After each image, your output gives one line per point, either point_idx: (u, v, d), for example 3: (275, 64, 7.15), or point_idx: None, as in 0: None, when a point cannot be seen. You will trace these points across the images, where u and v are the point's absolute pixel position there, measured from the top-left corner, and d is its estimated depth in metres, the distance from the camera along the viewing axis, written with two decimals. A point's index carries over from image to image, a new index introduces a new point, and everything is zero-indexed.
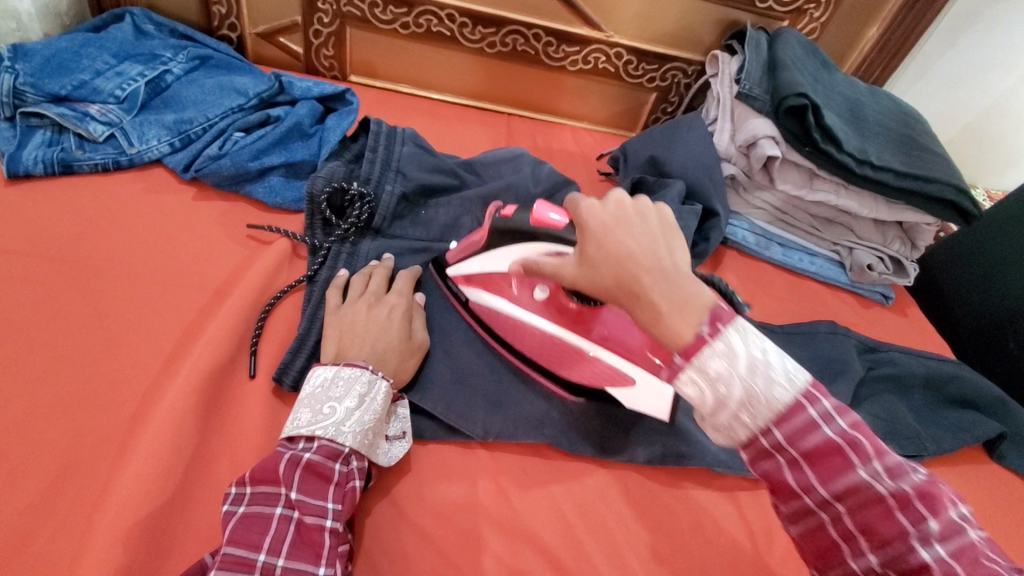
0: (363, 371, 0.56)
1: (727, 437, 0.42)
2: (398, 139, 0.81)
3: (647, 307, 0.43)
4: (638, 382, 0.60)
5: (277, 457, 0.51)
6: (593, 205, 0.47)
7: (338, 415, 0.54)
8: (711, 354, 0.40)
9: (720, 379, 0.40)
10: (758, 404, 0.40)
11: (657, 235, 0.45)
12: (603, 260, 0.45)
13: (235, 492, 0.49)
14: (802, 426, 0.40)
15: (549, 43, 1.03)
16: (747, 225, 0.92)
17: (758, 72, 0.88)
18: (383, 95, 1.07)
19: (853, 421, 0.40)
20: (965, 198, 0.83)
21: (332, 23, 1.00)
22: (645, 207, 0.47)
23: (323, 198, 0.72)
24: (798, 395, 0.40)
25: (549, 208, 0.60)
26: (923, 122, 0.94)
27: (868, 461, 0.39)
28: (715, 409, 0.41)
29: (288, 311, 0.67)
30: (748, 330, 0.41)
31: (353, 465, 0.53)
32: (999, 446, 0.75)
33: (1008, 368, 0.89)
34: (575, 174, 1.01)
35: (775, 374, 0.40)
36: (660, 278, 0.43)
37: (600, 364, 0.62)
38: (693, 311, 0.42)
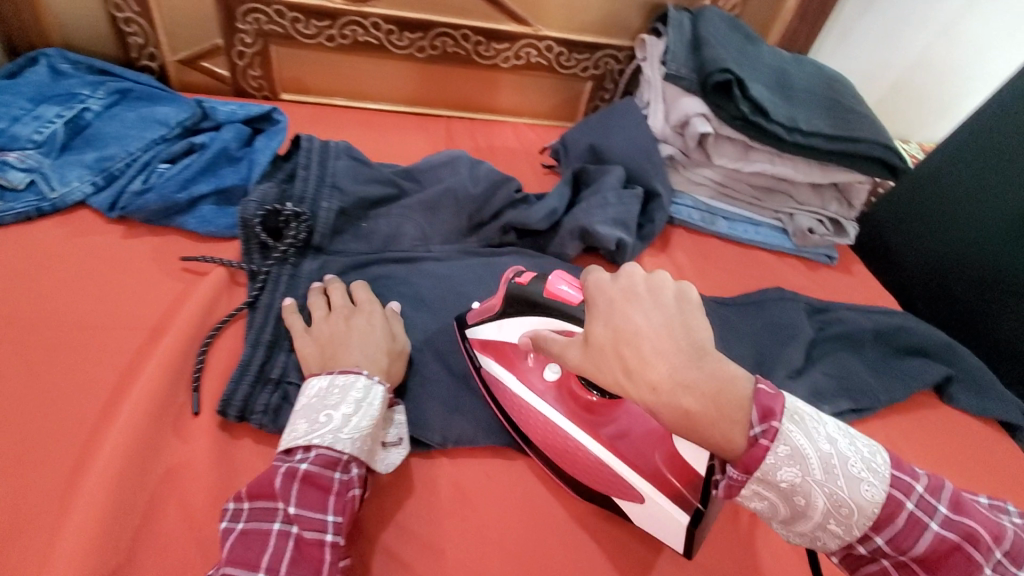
0: (359, 376, 0.57)
1: (815, 542, 0.42)
2: (331, 153, 0.79)
3: (669, 401, 0.39)
4: (647, 500, 0.54)
5: (274, 471, 0.51)
6: (601, 282, 0.44)
7: (336, 421, 0.53)
8: (779, 464, 0.39)
9: (796, 491, 0.39)
10: (845, 511, 0.39)
11: (672, 312, 0.41)
12: (611, 345, 0.42)
13: (233, 508, 0.50)
14: (908, 527, 0.39)
15: (479, 42, 1.02)
16: (690, 202, 0.94)
17: (682, 52, 0.90)
18: (316, 109, 1.05)
19: (955, 508, 0.40)
20: (892, 153, 0.86)
21: (254, 43, 0.98)
22: (661, 281, 0.43)
23: (256, 222, 0.69)
24: (888, 491, 0.39)
25: (565, 279, 0.58)
26: (847, 85, 0.96)
27: (989, 554, 0.38)
28: (797, 517, 0.40)
29: (230, 341, 0.65)
30: (805, 419, 0.40)
31: (353, 473, 0.52)
32: (949, 389, 0.77)
33: (953, 314, 0.93)
34: (519, 170, 1.01)
35: (854, 470, 0.39)
36: (683, 364, 0.39)
37: (607, 470, 0.56)
38: (723, 406, 0.38)
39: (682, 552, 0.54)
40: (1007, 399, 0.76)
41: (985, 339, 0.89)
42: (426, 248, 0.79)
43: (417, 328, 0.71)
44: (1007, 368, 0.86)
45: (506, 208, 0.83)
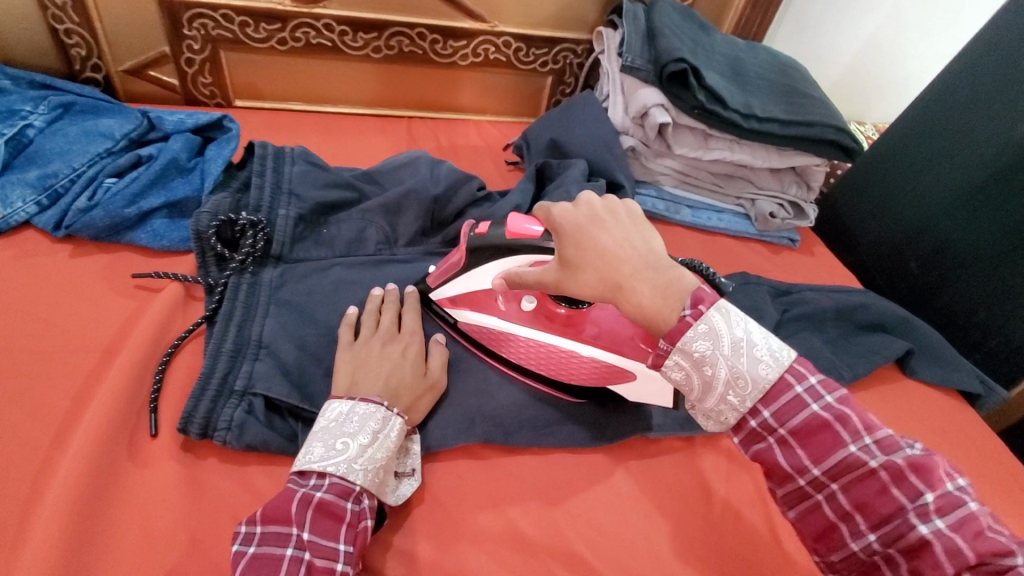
0: (379, 407, 0.55)
1: (718, 418, 0.47)
2: (287, 159, 0.77)
3: (633, 295, 0.47)
4: (638, 374, 0.63)
5: (289, 495, 0.49)
6: (565, 209, 0.51)
7: (351, 452, 0.52)
8: (697, 337, 0.44)
9: (704, 361, 0.44)
10: (742, 382, 0.44)
11: (628, 228, 0.50)
12: (584, 260, 0.49)
13: (244, 532, 0.48)
14: (790, 403, 0.44)
15: (435, 40, 1.01)
16: (655, 192, 0.95)
17: (638, 44, 0.90)
18: (272, 115, 1.02)
19: (841, 398, 0.44)
20: (847, 135, 0.88)
21: (203, 49, 0.95)
22: (615, 204, 0.52)
23: (211, 233, 0.68)
24: (781, 373, 0.44)
25: (523, 219, 0.60)
26: (800, 70, 0.98)
27: (857, 436, 0.43)
28: (703, 390, 0.46)
29: (188, 358, 0.63)
30: (731, 310, 0.44)
31: (364, 505, 0.51)
32: (910, 362, 0.79)
33: (911, 289, 0.96)
34: (483, 168, 1.01)
35: (758, 352, 0.44)
36: (641, 267, 0.47)
37: (596, 364, 0.64)
38: (673, 295, 0.46)
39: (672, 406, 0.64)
40: (965, 368, 0.79)
41: (941, 311, 0.92)
42: (390, 251, 0.77)
43: None
44: (964, 338, 0.89)
45: (469, 208, 0.83)
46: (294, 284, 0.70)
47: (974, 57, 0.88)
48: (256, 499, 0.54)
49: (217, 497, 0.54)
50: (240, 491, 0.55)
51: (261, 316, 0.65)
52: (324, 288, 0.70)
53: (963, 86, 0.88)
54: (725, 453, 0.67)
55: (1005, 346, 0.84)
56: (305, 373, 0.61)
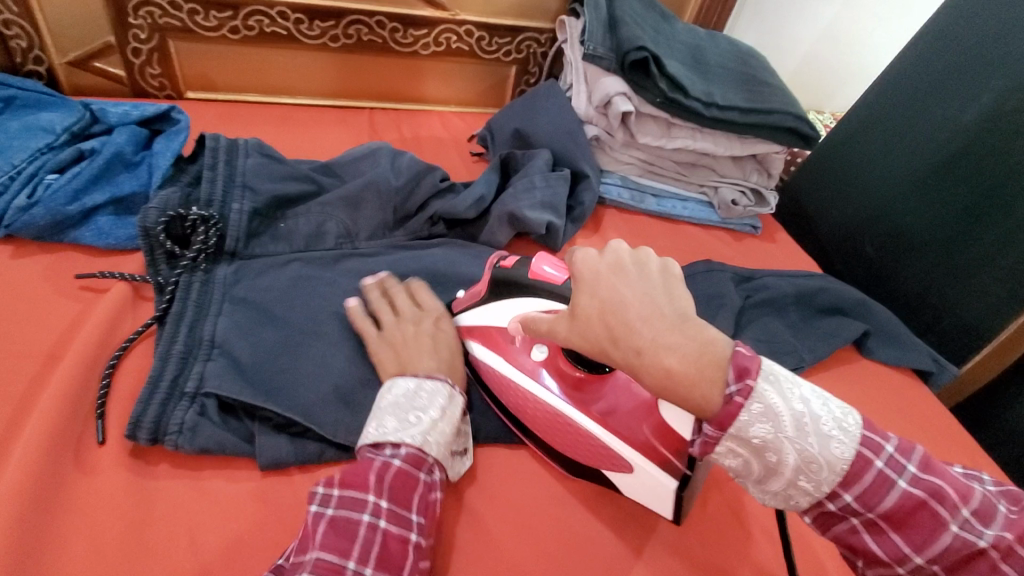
0: (444, 385, 0.58)
1: (786, 499, 0.45)
2: (240, 152, 0.75)
3: (654, 362, 0.43)
4: (635, 469, 0.54)
5: (368, 463, 0.51)
6: (587, 257, 0.49)
7: (425, 424, 0.54)
8: (753, 420, 0.42)
9: (767, 448, 0.43)
10: (815, 465, 0.42)
11: (653, 286, 0.47)
12: (598, 314, 0.47)
13: (322, 493, 0.49)
14: (877, 484, 0.42)
15: (395, 29, 0.99)
16: (619, 181, 0.95)
17: (600, 31, 0.89)
18: (227, 107, 0.99)
19: (924, 468, 0.43)
20: (804, 122, 0.89)
21: (151, 39, 0.91)
22: (645, 258, 0.49)
23: (160, 230, 0.65)
24: (857, 449, 0.43)
25: (547, 262, 0.62)
26: (759, 59, 0.99)
27: (956, 512, 0.42)
28: (768, 474, 0.44)
29: (138, 360, 0.60)
30: (781, 379, 0.44)
31: (435, 476, 0.53)
32: (867, 343, 0.82)
33: (868, 272, 0.98)
34: (447, 160, 0.99)
35: (826, 428, 0.43)
36: (665, 330, 0.44)
37: (595, 443, 0.56)
38: (706, 365, 0.43)
39: (670, 518, 0.55)
40: (918, 348, 0.81)
41: (896, 293, 0.94)
42: (352, 244, 0.76)
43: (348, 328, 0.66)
44: (918, 319, 0.92)
45: (434, 198, 0.81)
46: (250, 281, 0.68)
47: (924, 44, 0.90)
48: (212, 504, 0.52)
49: (171, 504, 0.52)
50: (196, 497, 0.52)
51: (215, 314, 0.63)
52: (282, 284, 0.68)
53: (915, 73, 0.91)
54: None
55: (956, 325, 0.87)
56: (262, 373, 0.59)
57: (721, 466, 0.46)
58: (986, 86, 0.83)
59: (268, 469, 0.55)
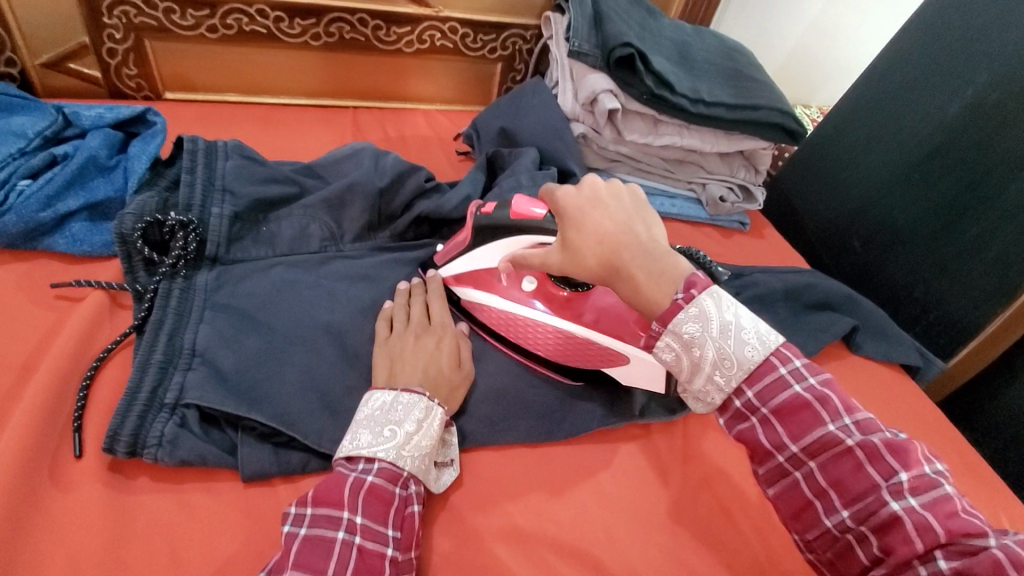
0: (423, 396, 0.55)
1: (706, 400, 0.46)
2: (219, 154, 0.73)
3: (627, 279, 0.48)
4: (632, 357, 0.63)
5: (340, 479, 0.50)
6: (568, 193, 0.52)
7: (399, 439, 0.53)
8: (688, 319, 0.44)
9: (694, 343, 0.44)
10: (729, 364, 0.44)
11: (629, 212, 0.50)
12: (583, 241, 0.50)
13: (295, 513, 0.48)
14: (774, 383, 0.44)
15: (378, 26, 0.97)
16: (608, 179, 0.94)
17: (585, 28, 0.88)
18: (207, 107, 0.97)
19: (824, 381, 0.44)
20: (790, 118, 0.89)
21: (126, 39, 0.89)
22: (620, 189, 0.52)
23: (137, 236, 0.63)
24: (767, 355, 0.44)
25: (528, 201, 0.61)
26: (745, 54, 0.99)
27: (836, 416, 0.43)
28: (692, 372, 0.45)
29: (116, 371, 0.59)
30: (723, 296, 0.45)
31: (411, 490, 0.52)
32: (855, 338, 0.82)
33: (855, 267, 0.99)
34: (433, 159, 0.98)
35: (745, 334, 0.44)
36: (635, 251, 0.48)
37: (594, 345, 0.64)
38: (665, 279, 0.47)
39: (663, 392, 0.64)
40: (904, 341, 0.82)
41: (882, 288, 0.95)
42: (336, 247, 0.74)
43: (333, 333, 0.64)
44: (904, 313, 0.93)
45: (421, 199, 0.81)
46: (231, 286, 0.66)
47: (909, 39, 0.90)
48: (193, 518, 0.51)
49: (150, 519, 0.51)
50: (176, 511, 0.51)
51: (195, 322, 0.61)
52: (265, 289, 0.67)
53: (900, 68, 0.91)
54: (681, 439, 0.67)
55: (942, 319, 0.87)
56: (244, 381, 0.58)
57: (659, 361, 0.47)
58: (969, 81, 0.83)
59: (252, 479, 0.54)
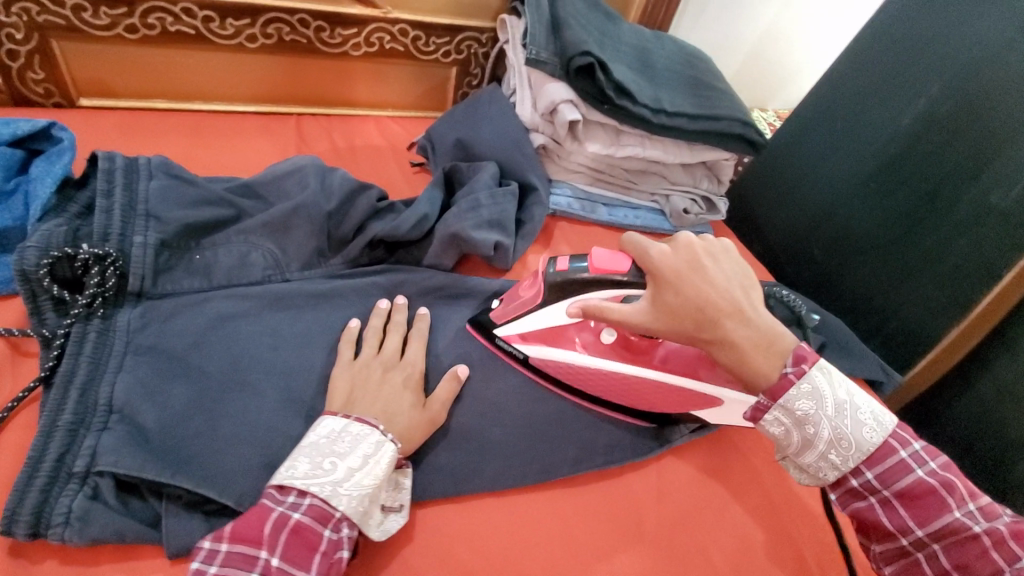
0: (375, 429, 0.53)
1: (815, 473, 0.54)
2: (141, 173, 0.65)
3: (731, 349, 0.52)
4: (726, 399, 0.63)
5: (264, 512, 0.46)
6: (665, 253, 0.55)
7: (338, 473, 0.49)
8: (800, 396, 0.51)
9: (806, 421, 0.51)
10: (845, 442, 0.51)
11: (731, 279, 0.54)
12: (682, 305, 0.53)
13: (207, 549, 0.43)
14: (896, 467, 0.51)
15: (321, 28, 0.89)
16: (570, 191, 0.91)
17: (543, 34, 0.84)
18: (129, 116, 0.87)
19: (943, 465, 0.51)
20: (753, 129, 0.88)
21: (28, 39, 0.78)
22: (714, 249, 0.56)
23: (42, 274, 0.55)
24: (886, 438, 0.51)
25: (609, 257, 0.61)
26: (706, 61, 0.97)
27: (963, 503, 0.49)
28: (803, 446, 0.53)
29: (19, 434, 0.51)
30: (831, 372, 0.52)
31: (343, 533, 0.48)
32: (824, 355, 0.80)
33: (815, 276, 0.99)
34: (386, 172, 0.92)
35: (861, 416, 0.52)
36: (739, 323, 0.52)
37: (674, 391, 0.64)
38: (773, 353, 0.52)
39: (749, 426, 0.66)
40: (868, 357, 0.82)
41: (842, 297, 0.96)
42: (282, 276, 0.68)
43: (277, 375, 0.59)
44: (863, 322, 0.94)
45: (388, 214, 0.75)
46: (158, 325, 0.59)
47: (861, 49, 0.91)
48: None
49: None
50: None
51: (112, 371, 0.54)
52: (197, 328, 0.60)
53: (854, 78, 0.92)
54: (650, 472, 0.66)
55: (901, 329, 0.89)
56: (172, 440, 0.52)
57: (766, 433, 0.54)
58: (919, 93, 0.84)
59: (178, 556, 0.48)
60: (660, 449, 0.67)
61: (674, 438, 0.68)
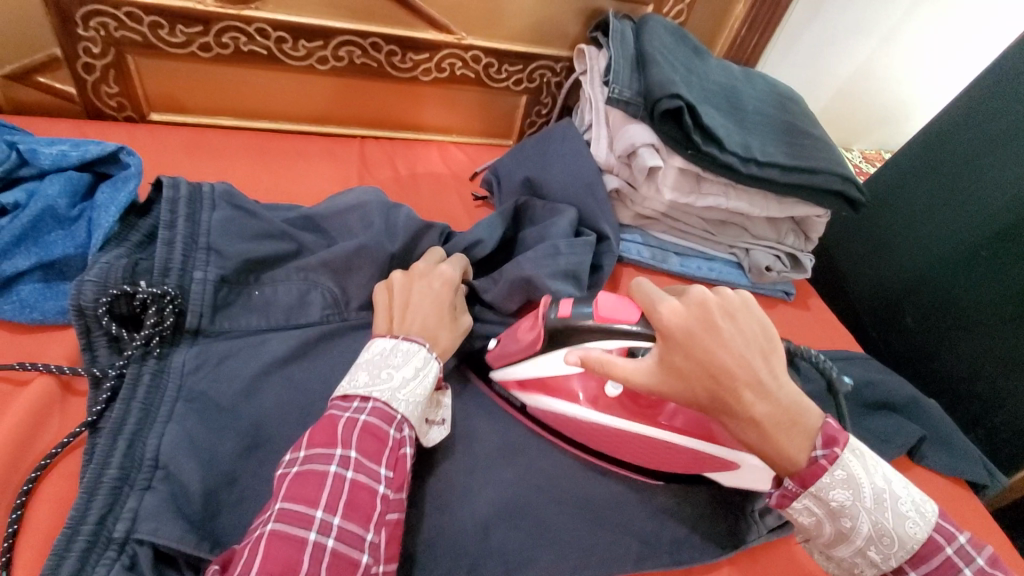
0: (422, 346, 0.54)
1: (853, 565, 0.48)
2: (205, 203, 0.63)
3: (751, 426, 0.44)
4: (743, 464, 0.55)
5: (334, 418, 0.48)
6: (676, 311, 0.46)
7: (395, 382, 0.52)
8: (834, 484, 0.45)
9: (843, 513, 0.45)
10: (886, 539, 0.45)
11: (751, 343, 0.45)
12: (695, 371, 0.45)
13: (289, 457, 0.47)
14: (943, 567, 0.45)
15: (393, 52, 0.86)
16: (641, 238, 0.85)
17: (626, 71, 0.79)
18: (197, 133, 0.86)
19: (989, 560, 0.45)
20: (852, 184, 0.79)
21: (105, 54, 0.78)
22: (730, 306, 0.46)
23: (97, 311, 0.53)
24: (930, 533, 0.45)
25: (614, 300, 0.55)
26: (799, 103, 0.89)
27: None
28: (837, 538, 0.47)
29: (62, 482, 0.49)
30: (863, 453, 0.46)
31: (405, 433, 0.51)
32: (920, 448, 0.71)
33: (905, 346, 0.90)
34: (448, 203, 0.88)
35: (903, 508, 0.45)
36: (761, 398, 0.44)
37: (697, 453, 0.56)
38: (797, 434, 0.44)
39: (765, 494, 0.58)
40: (972, 456, 0.72)
41: (937, 375, 0.85)
42: (339, 318, 0.65)
43: None
44: (961, 408, 0.83)
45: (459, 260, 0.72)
46: (210, 368, 0.57)
47: (981, 101, 0.81)
48: None
49: None
50: None
51: (162, 421, 0.52)
52: (250, 374, 0.57)
53: (969, 134, 0.82)
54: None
55: (1008, 425, 0.77)
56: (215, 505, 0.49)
57: (793, 521, 0.48)
58: None
59: None
60: (735, 551, 0.59)
61: (749, 538, 0.60)
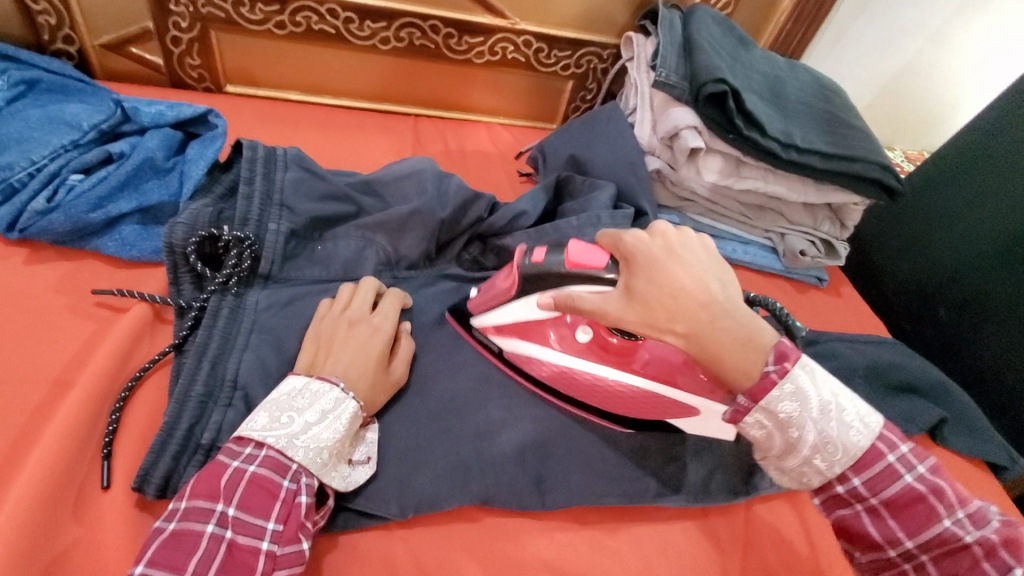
0: (334, 386, 0.54)
1: (798, 478, 0.50)
2: (280, 164, 0.69)
3: (710, 341, 0.46)
4: (695, 410, 0.59)
5: (220, 467, 0.48)
6: (640, 241, 0.50)
7: (295, 427, 0.51)
8: (783, 397, 0.46)
9: (791, 422, 0.46)
10: (830, 447, 0.47)
11: (708, 269, 0.49)
12: (655, 294, 0.48)
13: (168, 509, 0.46)
14: (884, 473, 0.48)
15: (450, 34, 0.92)
16: (678, 219, 0.88)
17: (673, 57, 0.82)
18: (266, 104, 0.93)
19: (931, 469, 0.48)
20: (890, 173, 0.81)
21: (191, 28, 0.86)
22: (690, 241, 0.51)
23: (187, 250, 0.60)
24: (873, 441, 0.48)
25: (586, 249, 0.54)
26: (842, 95, 0.91)
27: (951, 510, 0.46)
28: (786, 449, 0.48)
29: (153, 392, 0.56)
30: (813, 368, 0.47)
31: (301, 484, 0.50)
32: (941, 430, 0.73)
33: (937, 340, 0.90)
34: (494, 178, 0.93)
35: (847, 418, 0.47)
36: (719, 316, 0.47)
37: (652, 398, 0.61)
38: (751, 348, 0.47)
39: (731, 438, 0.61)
40: (995, 438, 0.73)
41: (969, 367, 0.86)
42: (392, 273, 0.71)
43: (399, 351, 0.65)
44: (986, 397, 0.84)
45: (505, 233, 0.78)
46: (281, 308, 0.63)
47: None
48: None
49: None
50: None
51: (239, 349, 0.58)
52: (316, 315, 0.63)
53: (1012, 132, 0.83)
54: (740, 523, 0.62)
55: None
56: None
57: (745, 435, 0.49)
58: None
59: None
60: (748, 496, 0.63)
61: (762, 486, 0.63)
